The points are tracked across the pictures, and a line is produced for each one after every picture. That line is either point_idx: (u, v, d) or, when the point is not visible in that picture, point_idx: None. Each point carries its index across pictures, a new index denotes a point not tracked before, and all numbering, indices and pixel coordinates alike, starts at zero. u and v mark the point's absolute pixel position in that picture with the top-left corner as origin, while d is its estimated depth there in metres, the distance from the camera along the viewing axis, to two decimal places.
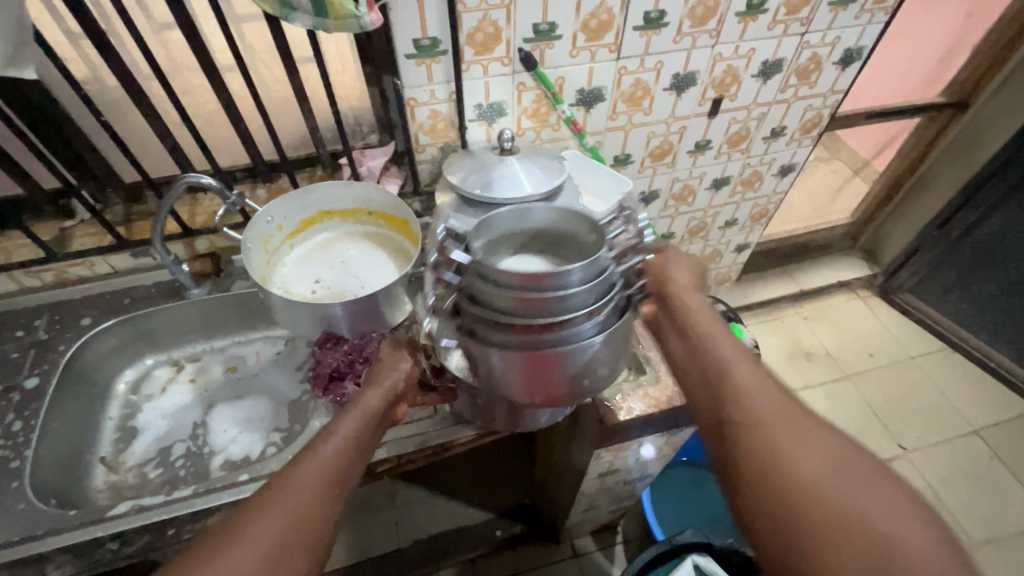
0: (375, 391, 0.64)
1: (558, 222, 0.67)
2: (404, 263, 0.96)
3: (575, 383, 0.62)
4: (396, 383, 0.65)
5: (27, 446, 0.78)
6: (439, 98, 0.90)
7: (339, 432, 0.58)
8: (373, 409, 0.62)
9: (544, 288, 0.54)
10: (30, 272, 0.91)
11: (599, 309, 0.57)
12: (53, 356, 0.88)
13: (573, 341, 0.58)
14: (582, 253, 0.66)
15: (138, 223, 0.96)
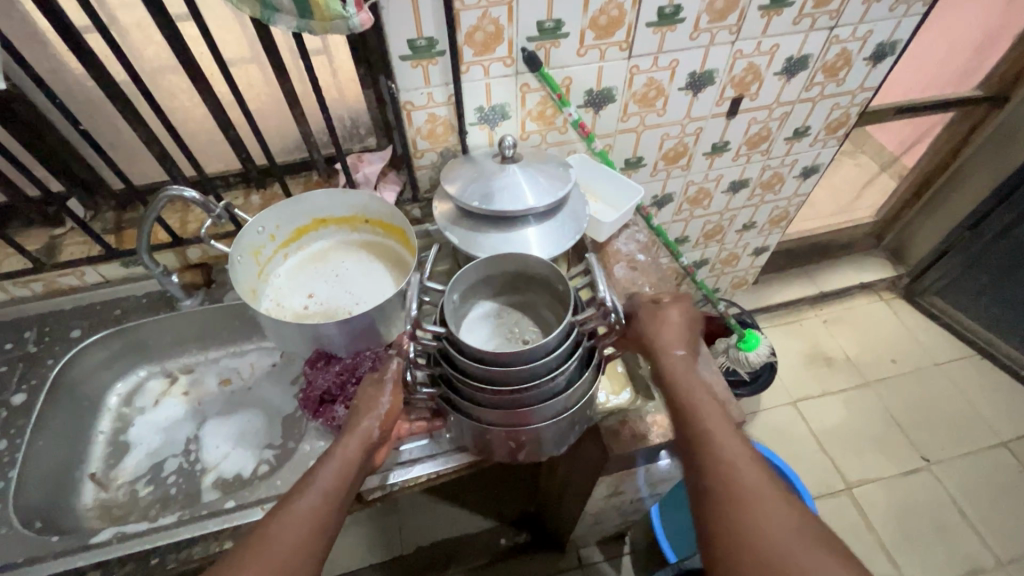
0: (352, 436, 0.62)
1: (532, 271, 0.72)
2: (401, 277, 0.91)
3: (550, 425, 0.65)
4: (373, 428, 0.63)
5: (12, 467, 0.77)
6: (438, 101, 0.84)
7: (318, 480, 0.58)
8: (352, 455, 0.61)
9: (512, 360, 0.59)
10: (19, 283, 0.89)
11: (565, 364, 0.62)
12: (41, 371, 0.86)
13: (544, 392, 0.62)
14: (554, 299, 0.73)
15: (127, 232, 0.92)
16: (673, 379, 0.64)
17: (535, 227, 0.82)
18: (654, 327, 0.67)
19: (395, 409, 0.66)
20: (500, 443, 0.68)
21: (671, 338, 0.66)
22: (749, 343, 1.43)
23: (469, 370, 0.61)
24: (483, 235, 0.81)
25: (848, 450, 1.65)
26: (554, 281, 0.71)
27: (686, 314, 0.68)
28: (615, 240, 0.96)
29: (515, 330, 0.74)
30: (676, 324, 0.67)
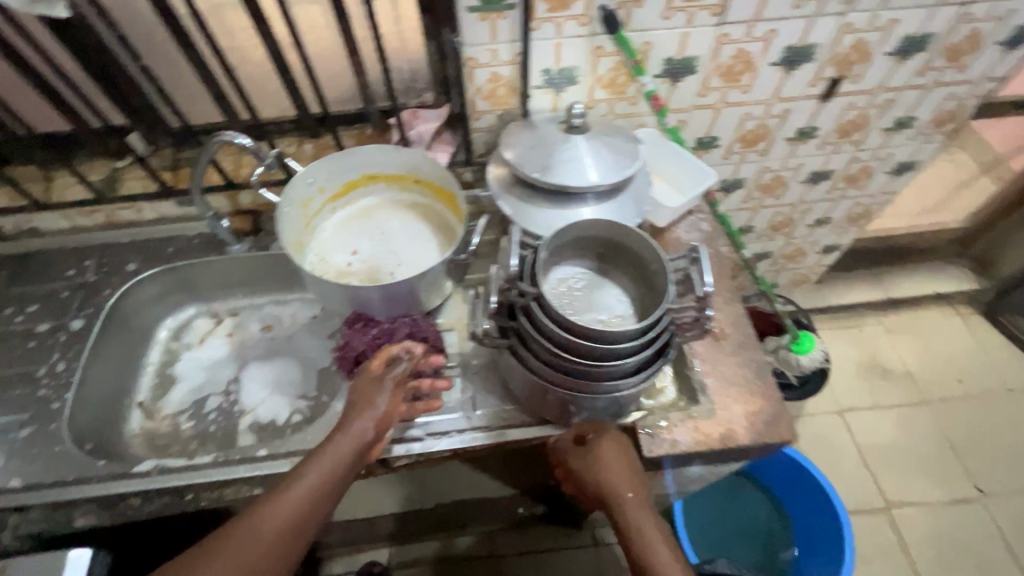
0: (346, 436, 0.64)
1: (628, 242, 0.69)
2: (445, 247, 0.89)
3: (612, 391, 0.65)
4: (366, 431, 0.66)
5: (67, 389, 0.80)
6: (502, 60, 0.78)
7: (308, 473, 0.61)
8: (343, 452, 0.63)
9: (603, 334, 0.60)
10: (83, 212, 0.92)
11: (641, 343, 0.62)
12: (98, 299, 0.89)
13: (614, 364, 0.63)
14: (642, 276, 0.70)
15: (184, 170, 0.94)
16: (628, 527, 0.66)
17: (594, 207, 0.77)
18: (600, 474, 0.68)
19: (390, 410, 0.68)
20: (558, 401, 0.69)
21: (619, 480, 0.68)
22: (802, 345, 1.37)
23: (551, 333, 0.62)
24: (541, 208, 0.77)
25: (893, 468, 1.55)
26: (647, 257, 0.68)
27: (623, 446, 0.70)
28: (676, 227, 0.89)
29: (608, 317, 0.69)
30: (622, 462, 0.69)
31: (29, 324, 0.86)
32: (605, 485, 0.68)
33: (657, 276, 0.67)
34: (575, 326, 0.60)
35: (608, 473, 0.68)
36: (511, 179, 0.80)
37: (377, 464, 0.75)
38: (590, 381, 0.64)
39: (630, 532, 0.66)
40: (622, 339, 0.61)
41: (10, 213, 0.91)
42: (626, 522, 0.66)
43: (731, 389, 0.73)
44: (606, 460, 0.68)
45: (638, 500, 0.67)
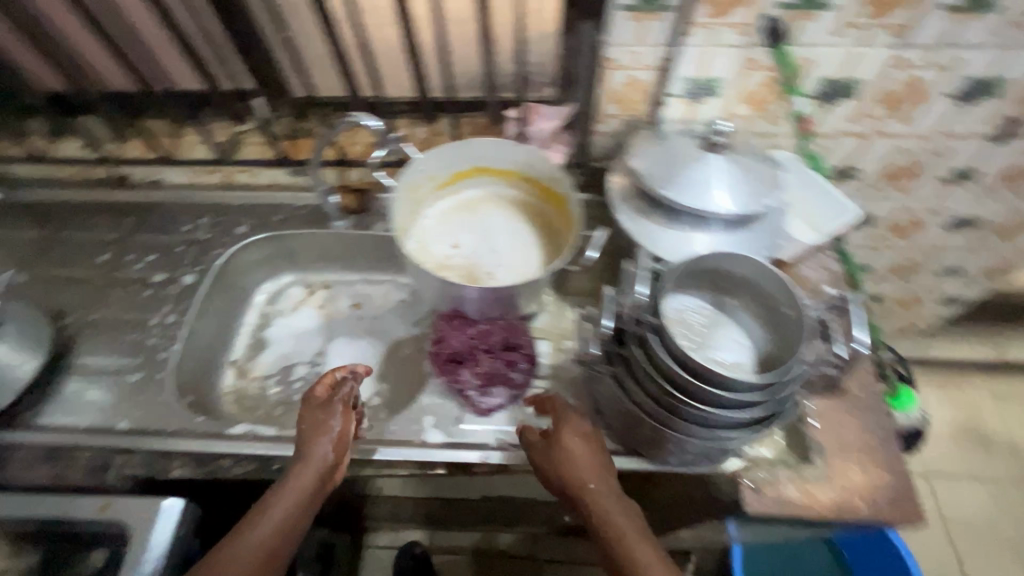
0: (304, 468, 0.64)
1: (759, 282, 0.64)
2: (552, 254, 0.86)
3: (717, 437, 0.61)
4: (327, 454, 0.65)
5: (175, 340, 0.84)
6: (644, 63, 0.73)
7: (271, 510, 0.61)
8: (306, 482, 0.63)
9: (726, 379, 0.55)
10: (205, 170, 0.96)
11: (763, 395, 0.57)
12: (209, 257, 0.92)
13: (728, 411, 0.58)
14: (767, 320, 0.65)
15: (300, 141, 0.96)
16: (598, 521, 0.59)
17: (719, 233, 0.71)
18: (562, 463, 0.62)
19: (344, 428, 0.68)
20: (650, 435, 0.65)
21: (586, 468, 0.61)
22: (901, 401, 1.25)
23: (667, 368, 0.58)
24: (662, 229, 0.72)
25: (979, 547, 1.41)
26: (778, 301, 0.63)
27: (589, 434, 0.64)
28: (801, 263, 0.81)
29: (727, 361, 0.65)
30: (589, 450, 0.63)
31: (146, 272, 0.90)
32: (570, 474, 0.61)
33: (793, 325, 0.60)
34: (697, 365, 0.56)
35: (573, 459, 0.61)
36: (632, 191, 0.75)
37: (455, 467, 0.74)
38: (698, 424, 0.60)
39: (603, 524, 0.58)
40: (743, 388, 0.56)
41: (141, 163, 0.96)
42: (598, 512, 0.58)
43: (850, 453, 0.67)
44: (573, 446, 0.62)
45: (605, 490, 0.59)
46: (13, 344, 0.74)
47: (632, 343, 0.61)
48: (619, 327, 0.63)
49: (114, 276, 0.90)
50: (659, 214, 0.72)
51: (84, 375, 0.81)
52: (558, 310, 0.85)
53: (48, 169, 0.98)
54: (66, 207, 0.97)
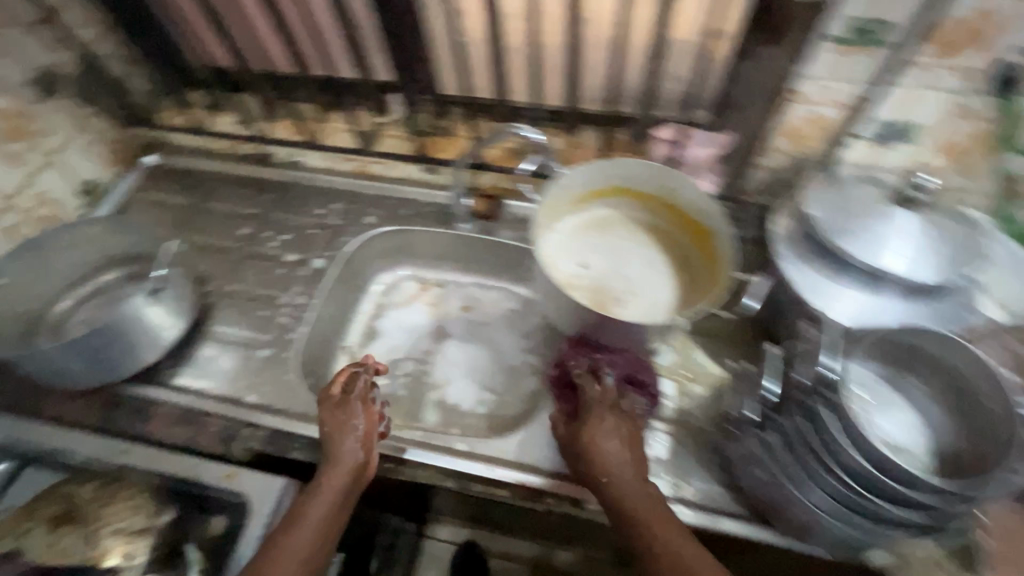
0: (336, 468, 0.64)
1: (957, 365, 0.59)
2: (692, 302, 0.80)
3: (876, 534, 0.54)
4: (356, 454, 0.66)
5: (302, 322, 0.86)
6: (834, 100, 0.67)
7: (310, 512, 0.61)
8: (338, 482, 0.64)
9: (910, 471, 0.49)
10: (343, 158, 0.98)
11: (950, 503, 0.50)
12: (339, 244, 0.94)
13: (900, 509, 0.52)
14: (951, 406, 0.60)
15: (439, 138, 0.95)
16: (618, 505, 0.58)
17: (898, 298, 0.64)
18: (587, 451, 0.62)
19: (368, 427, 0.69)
20: (788, 515, 0.59)
21: (601, 454, 0.61)
22: None
23: (840, 452, 0.52)
24: (830, 284, 0.65)
25: None
26: (977, 388, 0.57)
27: (617, 423, 0.64)
28: None
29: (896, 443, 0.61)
30: (616, 439, 0.62)
31: (280, 250, 0.94)
32: (586, 462, 0.62)
33: (992, 419, 0.55)
34: (880, 454, 0.50)
35: (593, 448, 0.62)
36: (798, 233, 0.68)
37: (565, 499, 0.71)
38: (870, 521, 0.54)
39: (621, 509, 0.57)
40: (929, 488, 0.49)
41: (287, 144, 0.99)
42: (616, 499, 0.58)
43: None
44: (596, 434, 0.62)
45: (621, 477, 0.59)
46: (168, 308, 0.78)
47: (797, 409, 0.56)
48: (784, 394, 0.59)
49: (252, 251, 0.94)
50: (828, 263, 0.65)
51: (220, 343, 0.85)
52: (685, 350, 0.80)
53: (203, 141, 1.04)
54: (215, 178, 1.04)
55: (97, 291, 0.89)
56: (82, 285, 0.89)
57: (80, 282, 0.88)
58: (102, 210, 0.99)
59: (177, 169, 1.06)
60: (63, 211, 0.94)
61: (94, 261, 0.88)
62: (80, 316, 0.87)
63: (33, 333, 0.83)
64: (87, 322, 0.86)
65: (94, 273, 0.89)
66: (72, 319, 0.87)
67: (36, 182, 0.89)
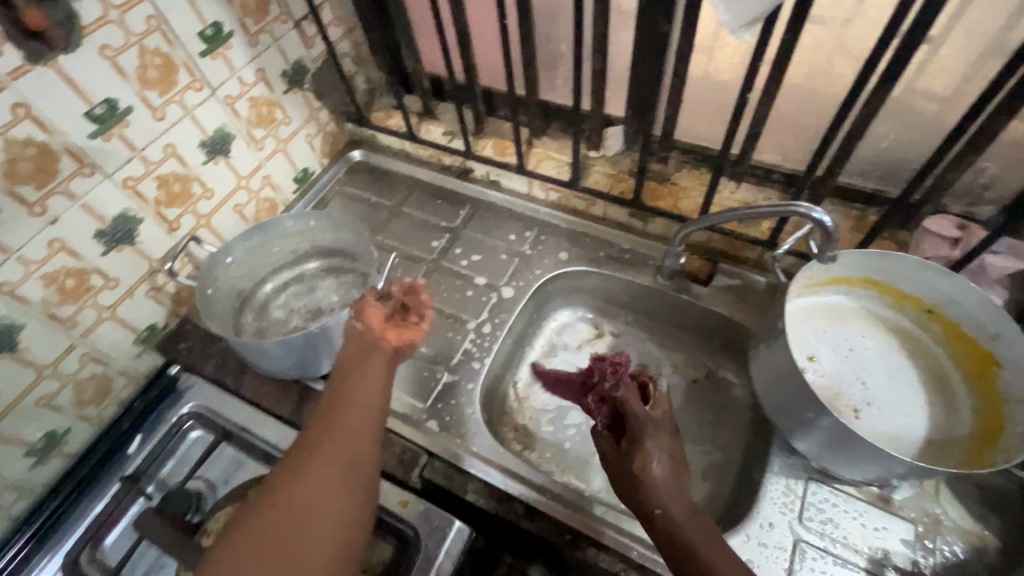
0: (354, 343, 0.66)
1: None
2: (963, 451, 0.65)
3: None
4: (356, 325, 0.67)
5: (487, 352, 0.83)
6: None
7: (338, 401, 0.61)
8: (354, 351, 0.65)
9: None
10: (545, 186, 0.94)
11: None
12: (529, 275, 0.90)
13: None
14: None
15: (649, 183, 0.88)
16: (673, 534, 0.53)
17: None
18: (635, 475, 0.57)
19: (378, 317, 0.68)
20: None
21: (654, 484, 0.56)
22: None
23: None
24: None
25: None
26: None
27: (667, 451, 0.58)
28: None
29: None
30: (666, 472, 0.56)
31: (470, 271, 0.92)
32: (638, 492, 0.56)
33: None
34: None
35: (644, 478, 0.56)
36: None
37: None
38: None
39: (680, 540, 0.52)
40: None
41: (490, 163, 0.97)
42: (677, 537, 0.52)
43: None
44: (643, 461, 0.57)
45: (674, 507, 0.54)
46: None
47: None
48: None
49: (441, 265, 0.93)
50: None
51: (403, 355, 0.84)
52: (931, 491, 0.66)
53: (407, 145, 1.06)
54: (412, 185, 1.05)
55: (298, 277, 0.92)
56: (284, 268, 0.92)
57: (285, 267, 0.92)
58: (307, 198, 1.04)
59: (377, 168, 1.08)
60: (278, 196, 0.99)
61: (303, 251, 0.92)
62: (278, 300, 0.90)
63: (240, 309, 0.88)
64: (286, 307, 0.90)
65: (297, 262, 0.92)
66: (272, 301, 0.90)
67: (267, 166, 0.94)
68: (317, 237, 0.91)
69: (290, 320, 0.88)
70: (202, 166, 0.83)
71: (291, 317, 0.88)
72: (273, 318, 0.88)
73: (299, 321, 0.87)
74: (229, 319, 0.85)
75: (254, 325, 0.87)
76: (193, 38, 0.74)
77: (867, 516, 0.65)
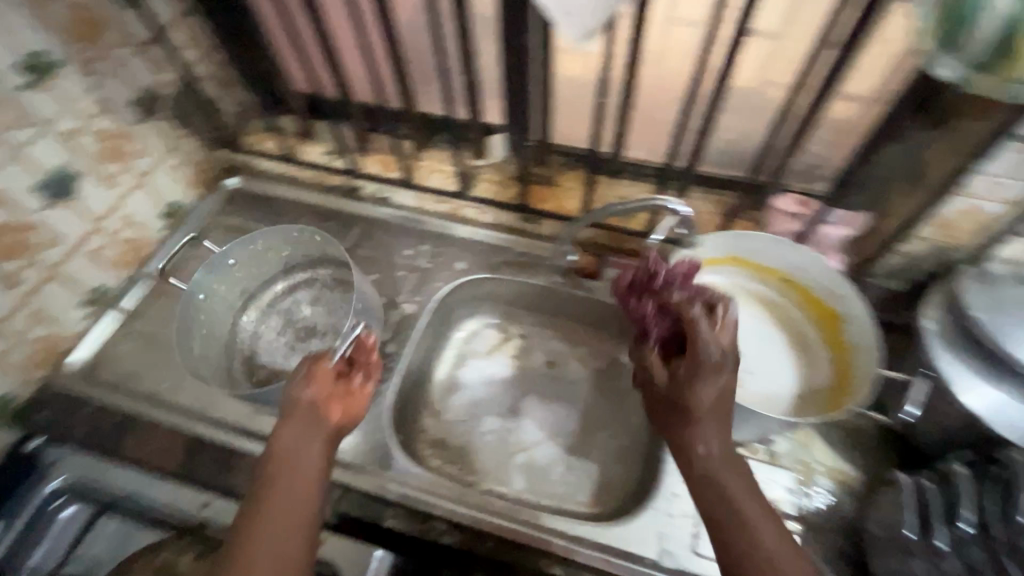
0: (300, 411, 0.60)
1: None
2: (823, 401, 0.72)
3: None
4: (305, 394, 0.61)
5: (393, 373, 0.82)
6: (1000, 197, 0.63)
7: (277, 489, 0.55)
8: (298, 421, 0.59)
9: None
10: (438, 199, 0.96)
11: None
12: (429, 289, 0.90)
13: None
14: None
15: (535, 188, 0.92)
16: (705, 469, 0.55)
17: None
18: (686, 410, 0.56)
19: (330, 381, 0.63)
20: None
21: (705, 419, 0.56)
22: None
23: None
24: (979, 380, 0.60)
25: None
26: None
27: (724, 388, 0.56)
28: None
29: None
30: (712, 411, 0.56)
31: None
32: (684, 426, 0.57)
33: None
34: None
35: (695, 415, 0.56)
36: (949, 325, 0.63)
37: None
38: None
39: (709, 479, 0.55)
40: None
41: (379, 180, 0.97)
42: (710, 472, 0.55)
43: None
44: (694, 399, 0.56)
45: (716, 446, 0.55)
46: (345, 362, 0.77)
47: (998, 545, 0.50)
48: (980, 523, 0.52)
49: None
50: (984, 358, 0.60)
51: None
52: (805, 438, 0.74)
53: (288, 169, 1.02)
54: (297, 209, 1.00)
55: (308, 281, 0.88)
56: (276, 285, 0.88)
57: (294, 269, 0.88)
58: (181, 233, 0.96)
59: (256, 196, 1.02)
60: (144, 235, 0.91)
61: (298, 266, 0.88)
62: (270, 321, 0.87)
63: (242, 308, 0.86)
64: (288, 315, 0.87)
65: (307, 266, 0.88)
66: (262, 324, 0.86)
67: (126, 204, 0.86)
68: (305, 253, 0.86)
69: (282, 345, 0.85)
70: (41, 211, 0.74)
71: (284, 341, 0.85)
72: (265, 341, 0.85)
73: (292, 348, 0.84)
74: (218, 348, 0.82)
75: (246, 350, 0.85)
76: (7, 70, 0.66)
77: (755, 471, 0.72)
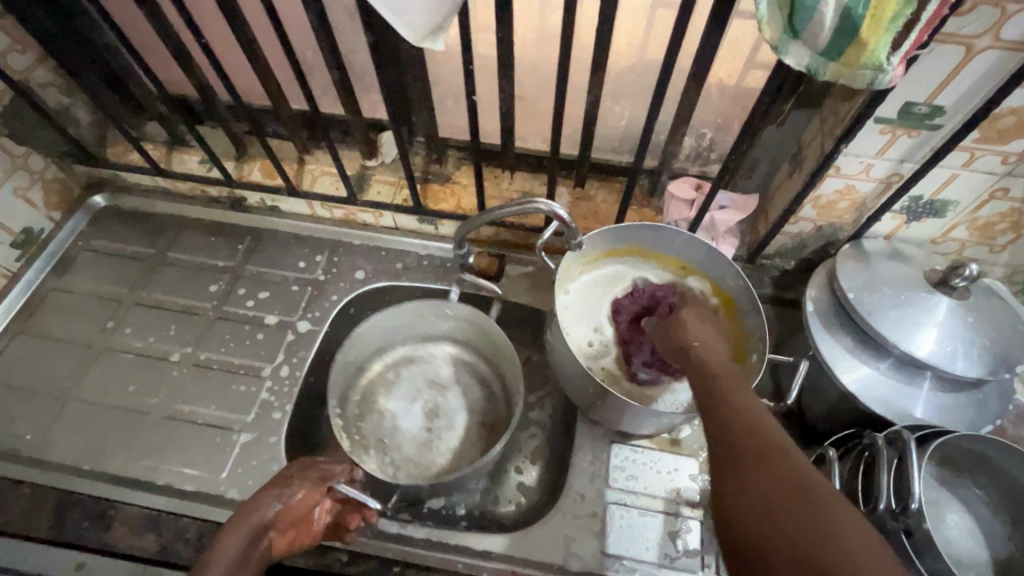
0: (248, 524, 0.58)
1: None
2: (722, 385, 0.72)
3: None
4: (265, 514, 0.59)
5: (288, 400, 0.76)
6: (871, 176, 0.64)
7: None
8: (238, 542, 0.57)
9: None
10: (327, 205, 0.89)
11: None
12: (324, 303, 0.84)
13: None
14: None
15: (432, 186, 0.87)
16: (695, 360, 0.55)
17: (927, 389, 0.60)
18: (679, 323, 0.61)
19: (307, 505, 0.61)
20: None
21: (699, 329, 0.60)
22: None
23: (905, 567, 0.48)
24: (855, 362, 0.62)
25: None
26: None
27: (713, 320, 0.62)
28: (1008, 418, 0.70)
29: None
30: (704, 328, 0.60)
31: (258, 312, 0.83)
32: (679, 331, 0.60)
33: None
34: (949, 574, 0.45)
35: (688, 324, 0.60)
36: (833, 312, 0.64)
37: None
38: None
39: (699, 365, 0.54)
40: None
41: (261, 189, 0.88)
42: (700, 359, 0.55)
43: None
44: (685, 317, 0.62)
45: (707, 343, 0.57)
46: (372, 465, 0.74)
47: None
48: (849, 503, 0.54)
49: (222, 312, 0.83)
50: (862, 343, 0.62)
51: (193, 424, 0.75)
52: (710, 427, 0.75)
53: (160, 181, 0.92)
54: (176, 225, 0.92)
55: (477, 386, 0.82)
56: (450, 348, 0.84)
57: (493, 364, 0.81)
58: (39, 263, 0.87)
59: (129, 212, 0.93)
60: None
61: (483, 368, 0.83)
62: (430, 371, 0.83)
63: (421, 336, 0.84)
64: (444, 384, 0.82)
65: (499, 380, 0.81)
66: (410, 370, 0.83)
67: None
68: (498, 357, 0.81)
69: (418, 393, 0.81)
70: None
71: (416, 403, 0.80)
72: (414, 372, 0.83)
73: (412, 416, 0.79)
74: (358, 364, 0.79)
75: (389, 367, 0.83)
76: None
77: (661, 463, 0.72)
